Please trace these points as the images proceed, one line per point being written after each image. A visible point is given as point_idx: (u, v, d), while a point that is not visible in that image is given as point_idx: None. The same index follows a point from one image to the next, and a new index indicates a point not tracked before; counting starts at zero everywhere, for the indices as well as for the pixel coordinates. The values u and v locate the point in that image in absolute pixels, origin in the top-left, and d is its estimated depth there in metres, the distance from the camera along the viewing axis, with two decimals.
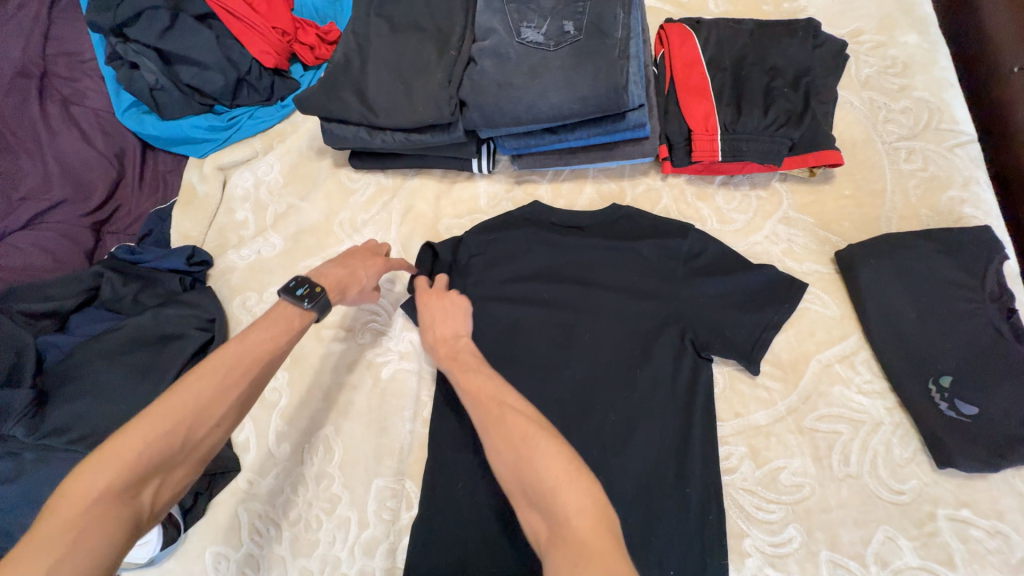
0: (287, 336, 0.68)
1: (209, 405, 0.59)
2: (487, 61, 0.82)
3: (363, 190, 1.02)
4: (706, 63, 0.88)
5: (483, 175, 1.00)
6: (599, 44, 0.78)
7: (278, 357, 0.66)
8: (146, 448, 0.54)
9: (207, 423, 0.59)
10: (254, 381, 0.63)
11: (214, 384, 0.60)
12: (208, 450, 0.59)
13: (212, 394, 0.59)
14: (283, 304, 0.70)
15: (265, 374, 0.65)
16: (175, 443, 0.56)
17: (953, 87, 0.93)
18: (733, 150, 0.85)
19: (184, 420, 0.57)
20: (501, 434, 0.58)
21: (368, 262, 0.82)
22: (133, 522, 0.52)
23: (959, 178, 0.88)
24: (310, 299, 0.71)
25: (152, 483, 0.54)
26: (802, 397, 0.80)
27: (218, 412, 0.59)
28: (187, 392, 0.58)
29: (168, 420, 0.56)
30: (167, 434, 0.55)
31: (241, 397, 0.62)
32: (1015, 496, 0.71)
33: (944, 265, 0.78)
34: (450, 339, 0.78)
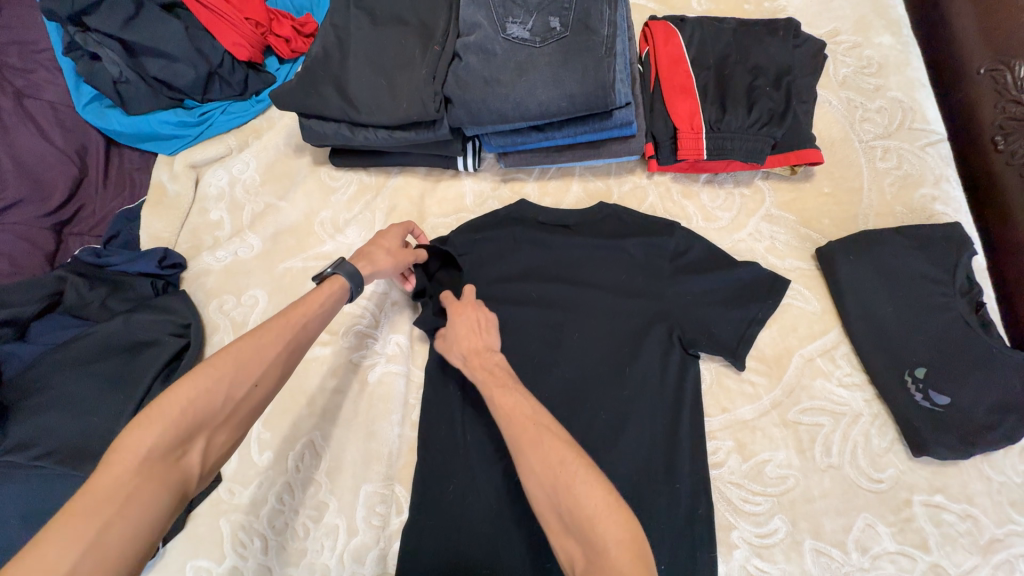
0: (320, 302, 0.69)
1: (250, 367, 0.59)
2: (472, 58, 0.81)
3: (345, 189, 0.99)
4: (690, 61, 0.89)
5: (468, 173, 0.98)
6: (586, 41, 0.78)
7: (314, 322, 0.67)
8: (189, 410, 0.54)
9: (247, 385, 0.59)
10: (291, 344, 0.64)
11: (254, 348, 0.60)
12: (248, 413, 0.60)
13: (251, 358, 0.60)
14: (316, 278, 0.71)
15: (302, 339, 0.65)
16: (217, 404, 0.56)
17: (924, 88, 0.96)
18: (718, 148, 0.86)
19: (224, 380, 0.57)
20: (534, 447, 0.58)
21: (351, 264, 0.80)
22: (179, 482, 0.53)
23: (930, 176, 0.91)
24: (333, 266, 0.73)
25: (197, 444, 0.55)
26: (786, 391, 0.82)
27: (257, 373, 0.60)
28: (229, 356, 0.58)
29: (211, 381, 0.56)
30: (209, 394, 0.56)
31: (279, 359, 0.62)
32: (984, 480, 0.75)
33: (918, 261, 0.81)
34: (481, 351, 0.75)
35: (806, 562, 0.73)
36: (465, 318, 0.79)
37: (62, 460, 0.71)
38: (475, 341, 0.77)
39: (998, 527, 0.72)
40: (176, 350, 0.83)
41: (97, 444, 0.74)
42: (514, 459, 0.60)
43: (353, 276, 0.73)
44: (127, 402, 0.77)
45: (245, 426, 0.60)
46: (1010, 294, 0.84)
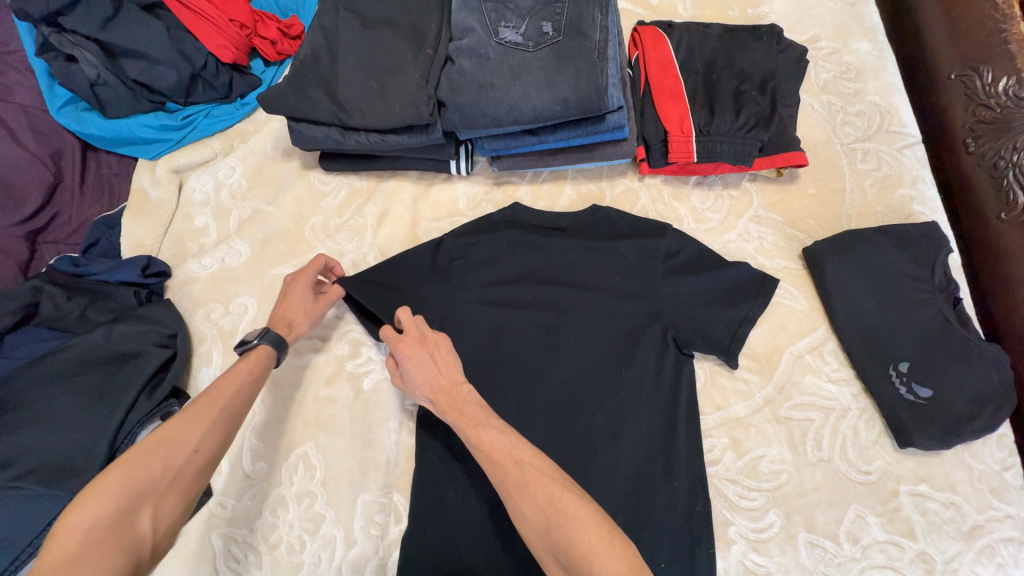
0: (248, 369, 0.71)
1: (186, 435, 0.62)
2: (465, 61, 0.80)
3: (335, 193, 0.97)
4: (679, 66, 0.91)
5: (461, 176, 0.98)
6: (579, 46, 0.78)
7: (244, 386, 0.69)
8: (127, 483, 0.56)
9: (184, 451, 0.61)
10: (228, 412, 0.66)
11: (188, 420, 0.63)
12: (193, 476, 0.61)
13: (182, 428, 0.62)
14: (241, 352, 0.74)
15: (236, 403, 0.67)
16: (156, 473, 0.58)
17: (899, 92, 0.99)
18: (707, 151, 0.87)
19: (160, 452, 0.59)
20: (519, 492, 0.59)
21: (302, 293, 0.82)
22: (128, 547, 0.54)
23: (908, 177, 0.93)
24: (257, 335, 0.75)
25: (144, 509, 0.56)
26: (778, 388, 0.83)
27: (193, 440, 0.62)
28: (162, 430, 0.61)
29: (146, 455, 0.59)
30: (145, 465, 0.58)
31: (217, 426, 0.65)
32: (965, 469, 0.77)
33: (899, 259, 0.84)
34: (446, 386, 0.71)
35: (800, 554, 0.75)
36: (414, 356, 0.73)
37: (44, 479, 0.69)
38: (435, 375, 0.72)
39: (980, 513, 0.75)
40: (164, 359, 0.81)
41: (82, 462, 0.71)
42: (504, 502, 0.60)
43: (267, 337, 0.74)
44: (109, 412, 0.75)
45: (195, 489, 0.61)
46: (984, 289, 0.89)
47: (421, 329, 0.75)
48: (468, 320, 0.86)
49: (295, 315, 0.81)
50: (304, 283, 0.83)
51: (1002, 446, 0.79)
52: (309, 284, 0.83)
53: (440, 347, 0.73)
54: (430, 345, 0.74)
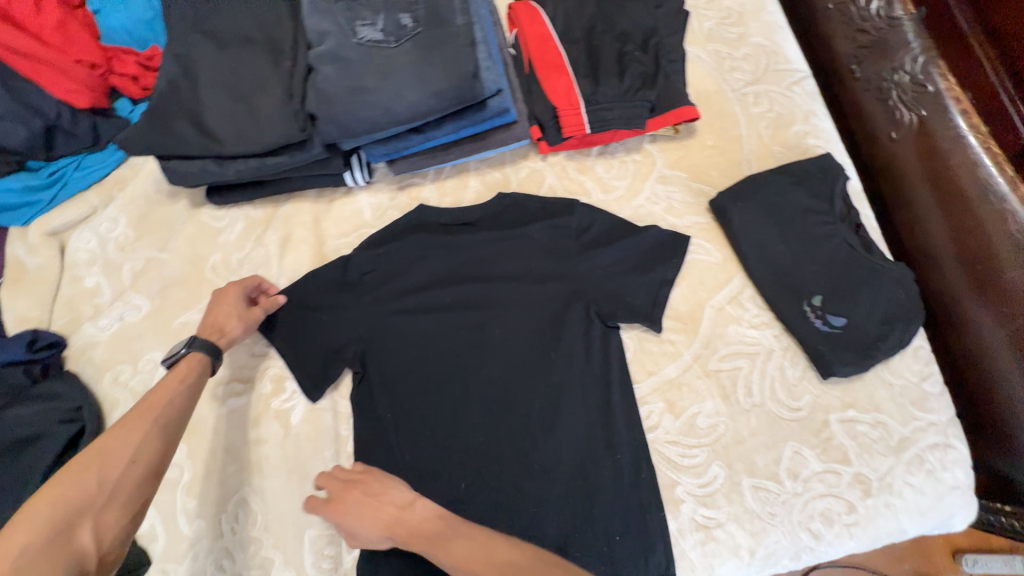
0: (181, 377, 0.70)
1: (119, 447, 0.60)
2: (328, 68, 0.75)
3: (231, 227, 0.92)
4: (558, 38, 0.89)
5: (362, 187, 0.94)
6: (442, 34, 0.75)
7: (178, 395, 0.68)
8: (59, 502, 0.54)
9: (122, 462, 0.59)
10: (163, 419, 0.65)
11: (122, 433, 0.62)
12: (135, 485, 0.59)
13: (116, 441, 0.60)
14: (170, 364, 0.73)
15: (170, 412, 0.66)
16: (92, 487, 0.56)
17: (781, 30, 1.00)
18: (599, 120, 0.86)
19: (94, 466, 0.58)
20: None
21: (229, 299, 0.80)
22: (72, 563, 0.52)
23: (800, 113, 0.94)
24: (184, 345, 0.74)
25: (84, 525, 0.54)
26: (705, 343, 0.83)
27: (130, 450, 0.60)
28: (94, 446, 0.59)
29: (79, 471, 0.57)
30: (78, 482, 0.56)
31: (154, 434, 0.63)
32: (886, 387, 0.80)
33: (799, 195, 0.86)
34: (398, 515, 0.64)
35: (746, 500, 0.76)
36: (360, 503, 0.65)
37: None
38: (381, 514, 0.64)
39: (905, 426, 0.79)
40: (70, 436, 0.76)
41: None
42: None
43: (196, 345, 0.73)
44: (22, 502, 0.71)
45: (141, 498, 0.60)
46: (888, 206, 1.00)
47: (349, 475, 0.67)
48: (390, 333, 0.83)
49: (225, 321, 0.78)
50: (237, 291, 0.81)
51: (918, 358, 0.82)
52: (242, 295, 0.81)
53: (371, 484, 0.66)
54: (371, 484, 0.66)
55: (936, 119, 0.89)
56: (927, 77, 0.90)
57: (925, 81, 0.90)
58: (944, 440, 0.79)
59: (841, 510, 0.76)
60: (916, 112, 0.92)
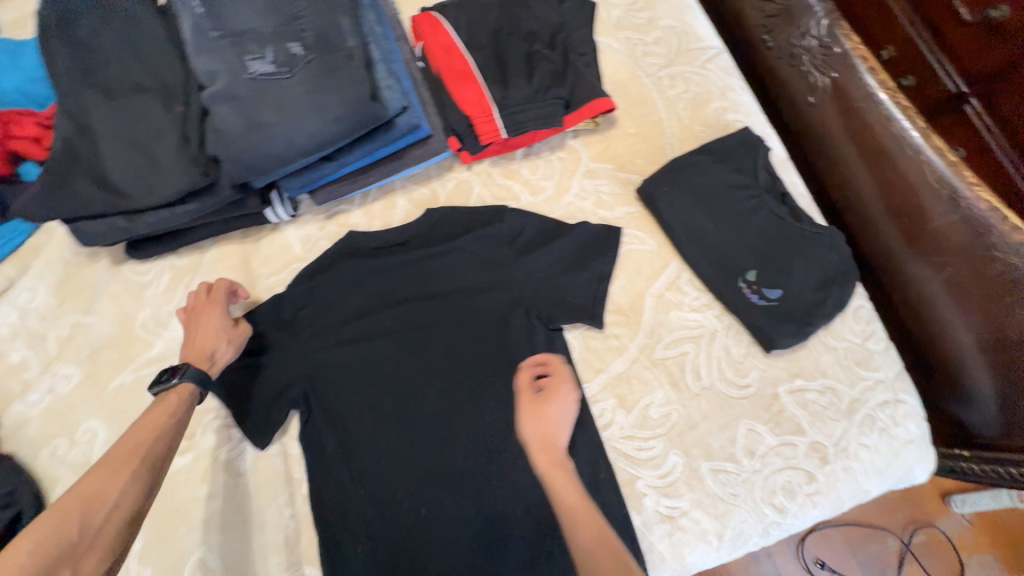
0: (168, 413, 0.68)
1: (102, 490, 0.57)
2: (223, 107, 0.73)
3: (157, 280, 0.89)
4: (463, 46, 0.88)
5: (287, 221, 0.92)
6: (335, 59, 0.73)
7: (162, 434, 0.65)
8: (41, 547, 0.51)
9: (105, 506, 0.56)
10: (144, 460, 0.62)
11: (103, 474, 0.58)
12: (118, 531, 0.56)
13: (100, 482, 0.57)
14: (156, 393, 0.69)
15: (154, 452, 0.63)
16: (74, 532, 0.53)
17: (689, 10, 1.01)
18: (514, 123, 0.85)
19: (76, 510, 0.54)
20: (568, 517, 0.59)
21: (213, 313, 0.77)
22: None
23: (717, 90, 0.95)
24: (173, 374, 0.70)
25: (64, 574, 0.51)
26: (649, 333, 0.82)
27: (113, 492, 0.57)
28: (76, 488, 0.56)
29: (62, 515, 0.53)
30: (62, 527, 0.53)
31: (136, 477, 0.60)
32: (830, 351, 0.80)
33: (723, 172, 0.86)
34: (553, 456, 0.64)
35: (707, 485, 0.76)
36: (534, 412, 0.68)
37: None
38: (541, 427, 0.67)
39: (854, 388, 0.79)
40: (5, 522, 0.71)
41: None
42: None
43: (196, 375, 0.70)
44: None
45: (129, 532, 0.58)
46: (817, 167, 1.02)
47: (542, 383, 0.72)
48: (332, 367, 0.81)
49: (214, 344, 0.75)
50: (218, 309, 0.78)
51: (859, 318, 0.82)
52: (224, 311, 0.79)
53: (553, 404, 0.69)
54: (554, 395, 0.70)
55: (847, 79, 0.90)
56: (832, 39, 0.91)
57: (832, 43, 0.91)
58: (894, 396, 0.80)
59: (802, 481, 0.76)
60: (828, 75, 0.93)
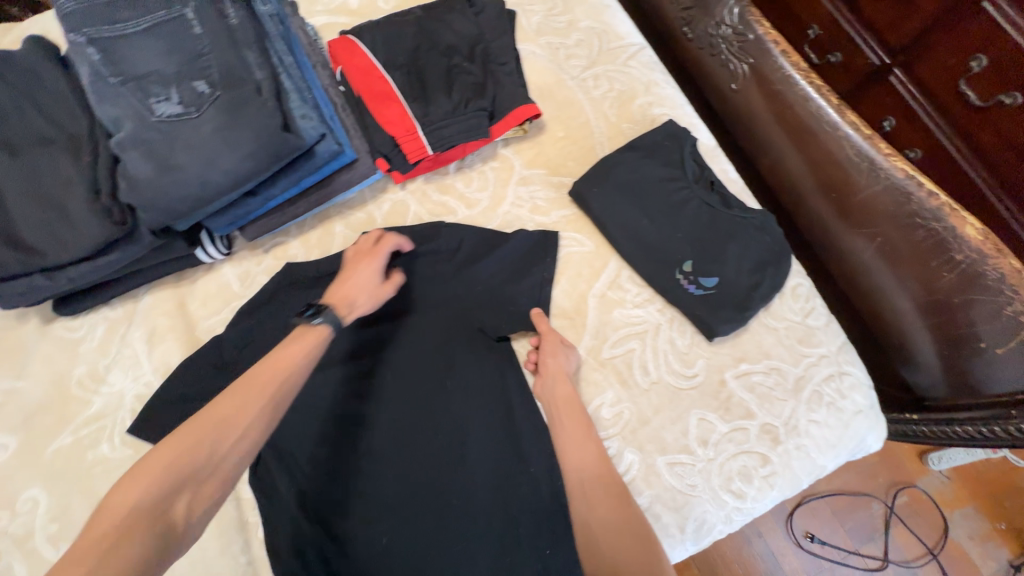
0: (303, 350, 0.64)
1: (241, 412, 0.57)
2: (133, 153, 0.70)
3: (91, 335, 0.86)
4: (382, 67, 0.88)
5: (223, 259, 0.90)
6: (243, 93, 0.71)
7: (307, 362, 0.63)
8: (170, 463, 0.51)
9: (231, 435, 0.55)
10: (285, 388, 0.60)
11: (241, 398, 0.58)
12: (236, 464, 0.55)
13: (240, 404, 0.57)
14: (296, 324, 0.67)
15: (294, 380, 0.62)
16: (202, 455, 0.53)
17: (607, 10, 1.02)
18: (439, 139, 0.84)
19: (206, 432, 0.54)
20: (573, 445, 0.66)
21: (364, 263, 0.76)
22: (158, 536, 0.48)
23: (641, 86, 0.96)
24: (317, 314, 0.67)
25: (181, 499, 0.51)
26: (595, 334, 0.82)
27: (246, 418, 0.56)
28: (218, 406, 0.56)
29: (196, 434, 0.54)
30: (193, 447, 0.53)
31: (269, 408, 0.58)
32: (772, 332, 0.81)
33: (652, 167, 0.86)
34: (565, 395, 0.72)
35: (665, 479, 0.75)
36: (553, 352, 0.76)
37: None
38: (560, 377, 0.73)
39: (798, 365, 0.80)
40: None
41: None
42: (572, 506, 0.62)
43: (333, 320, 0.68)
44: None
45: (228, 486, 0.55)
46: (749, 151, 1.04)
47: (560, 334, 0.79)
48: None
49: (357, 295, 0.73)
50: (374, 260, 0.76)
51: (798, 297, 0.84)
52: (376, 266, 0.76)
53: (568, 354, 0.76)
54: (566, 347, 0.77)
55: (764, 63, 0.93)
56: (746, 26, 0.94)
57: (745, 30, 0.94)
58: (838, 369, 0.81)
59: (756, 464, 0.76)
60: (744, 62, 0.96)
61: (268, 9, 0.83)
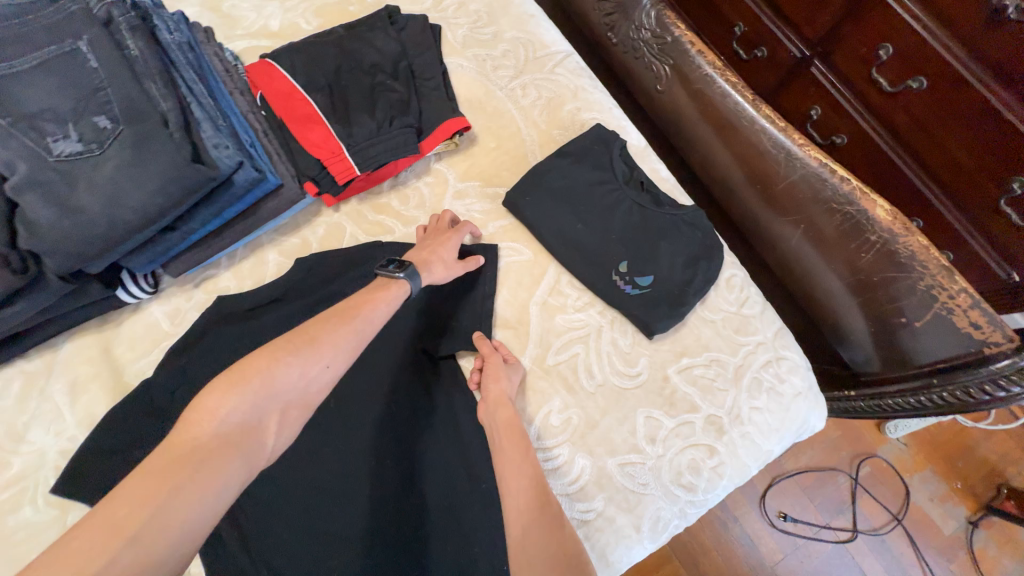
0: (385, 294, 0.69)
1: (326, 345, 0.59)
2: (29, 196, 0.66)
3: (6, 392, 0.80)
4: (303, 89, 0.86)
5: (149, 298, 0.86)
6: (148, 127, 0.69)
7: (382, 308, 0.67)
8: (264, 381, 0.54)
9: (319, 364, 0.58)
10: (361, 332, 0.64)
11: (329, 331, 0.61)
12: (317, 394, 0.58)
13: (326, 336, 0.60)
14: (381, 275, 0.73)
15: (371, 323, 0.65)
16: (291, 380, 0.55)
17: (531, 19, 1.03)
18: (366, 158, 0.83)
19: (300, 355, 0.57)
20: (512, 466, 0.66)
21: (441, 238, 0.80)
22: (251, 450, 0.50)
23: (569, 92, 0.97)
24: (401, 268, 0.72)
25: (270, 420, 0.53)
26: (539, 342, 0.82)
27: (329, 354, 0.59)
28: (306, 335, 0.59)
29: (287, 356, 0.56)
30: (284, 368, 0.55)
31: (350, 346, 0.62)
32: (709, 325, 0.84)
33: (582, 172, 0.88)
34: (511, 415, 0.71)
35: (617, 481, 0.75)
36: (497, 375, 0.75)
37: None
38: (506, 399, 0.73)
39: (736, 355, 0.82)
40: None
41: None
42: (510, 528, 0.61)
43: (413, 277, 0.72)
44: None
45: (308, 416, 0.58)
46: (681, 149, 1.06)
47: (505, 354, 0.78)
48: None
49: (435, 259, 0.77)
50: (454, 238, 0.80)
51: (732, 287, 0.86)
52: (455, 243, 0.80)
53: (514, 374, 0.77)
54: (511, 368, 0.77)
55: (683, 64, 0.96)
56: (664, 28, 0.97)
57: (663, 32, 0.97)
58: (776, 354, 0.83)
59: (704, 456, 0.77)
60: (666, 63, 0.99)
61: (175, 38, 0.82)
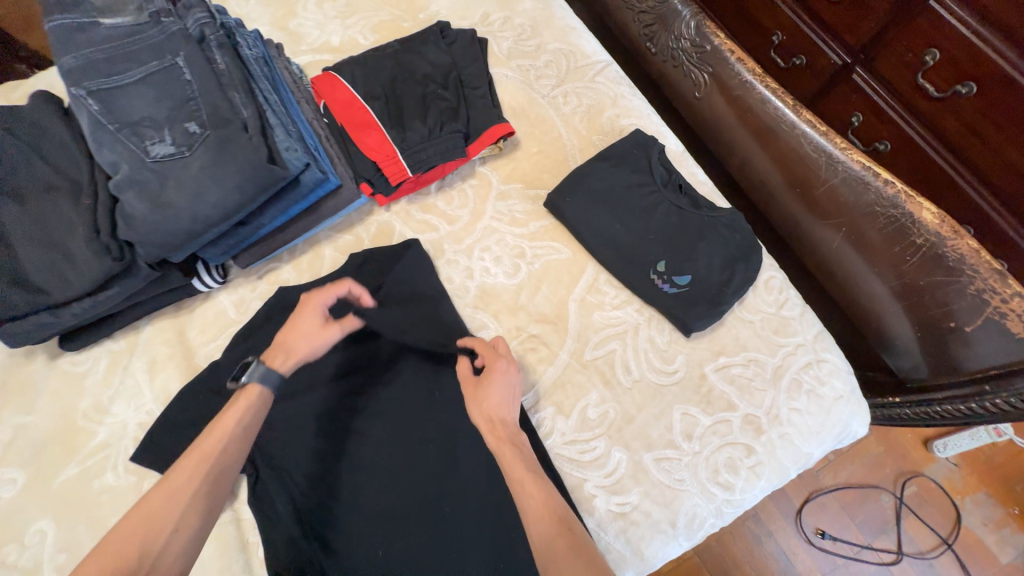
0: (234, 423, 0.69)
1: (169, 505, 0.62)
2: (130, 194, 0.76)
3: (95, 368, 0.89)
4: (361, 98, 0.94)
5: (219, 288, 0.94)
6: (229, 131, 0.77)
7: (236, 437, 0.68)
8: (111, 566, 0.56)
9: (164, 531, 0.60)
10: (209, 475, 0.65)
11: (172, 487, 0.63)
12: (176, 557, 0.60)
13: (172, 493, 0.62)
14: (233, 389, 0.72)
15: (223, 459, 0.67)
16: (139, 554, 0.58)
17: (573, 32, 1.08)
18: (418, 161, 0.89)
19: (145, 528, 0.59)
20: None
21: (303, 313, 0.75)
22: None
23: (609, 100, 1.01)
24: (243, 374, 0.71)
25: None
26: (577, 337, 0.85)
27: (175, 515, 0.62)
28: (148, 502, 0.61)
29: (136, 532, 0.59)
30: (132, 546, 0.58)
31: (201, 495, 0.64)
32: (747, 325, 0.84)
33: (621, 175, 0.91)
34: None
35: (653, 475, 0.77)
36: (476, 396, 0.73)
37: None
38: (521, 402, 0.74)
39: (775, 356, 0.83)
40: None
41: None
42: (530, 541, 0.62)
43: (262, 376, 0.71)
44: None
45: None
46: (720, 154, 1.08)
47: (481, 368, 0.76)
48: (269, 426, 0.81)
49: (293, 345, 0.73)
50: (313, 308, 0.75)
51: (772, 289, 0.87)
52: (316, 312, 0.75)
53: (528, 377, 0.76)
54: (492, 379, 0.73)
55: (722, 71, 0.98)
56: (703, 38, 0.99)
57: (703, 42, 0.99)
58: (816, 357, 0.83)
59: (742, 455, 0.78)
60: (705, 70, 1.01)
61: (254, 53, 0.90)
